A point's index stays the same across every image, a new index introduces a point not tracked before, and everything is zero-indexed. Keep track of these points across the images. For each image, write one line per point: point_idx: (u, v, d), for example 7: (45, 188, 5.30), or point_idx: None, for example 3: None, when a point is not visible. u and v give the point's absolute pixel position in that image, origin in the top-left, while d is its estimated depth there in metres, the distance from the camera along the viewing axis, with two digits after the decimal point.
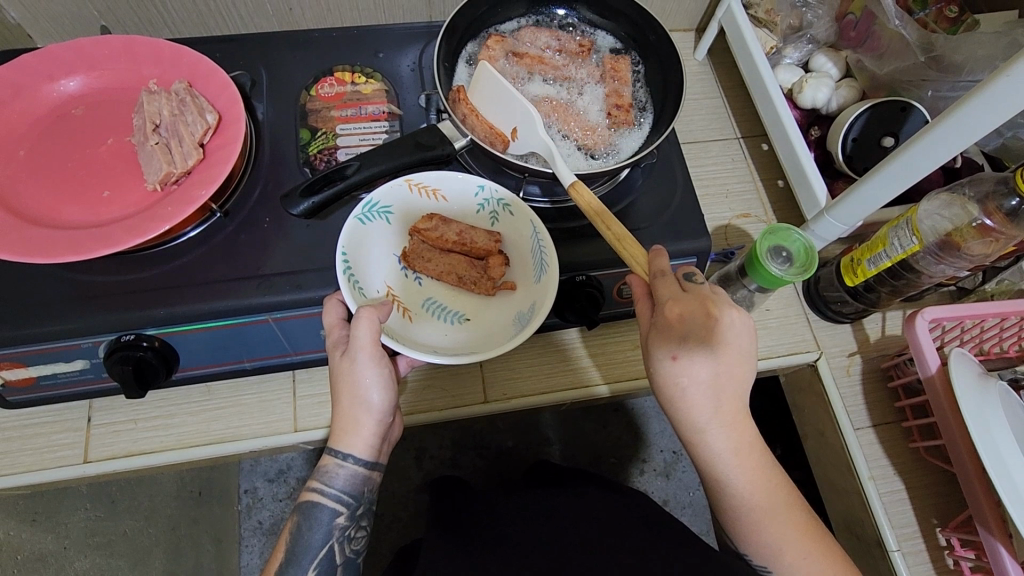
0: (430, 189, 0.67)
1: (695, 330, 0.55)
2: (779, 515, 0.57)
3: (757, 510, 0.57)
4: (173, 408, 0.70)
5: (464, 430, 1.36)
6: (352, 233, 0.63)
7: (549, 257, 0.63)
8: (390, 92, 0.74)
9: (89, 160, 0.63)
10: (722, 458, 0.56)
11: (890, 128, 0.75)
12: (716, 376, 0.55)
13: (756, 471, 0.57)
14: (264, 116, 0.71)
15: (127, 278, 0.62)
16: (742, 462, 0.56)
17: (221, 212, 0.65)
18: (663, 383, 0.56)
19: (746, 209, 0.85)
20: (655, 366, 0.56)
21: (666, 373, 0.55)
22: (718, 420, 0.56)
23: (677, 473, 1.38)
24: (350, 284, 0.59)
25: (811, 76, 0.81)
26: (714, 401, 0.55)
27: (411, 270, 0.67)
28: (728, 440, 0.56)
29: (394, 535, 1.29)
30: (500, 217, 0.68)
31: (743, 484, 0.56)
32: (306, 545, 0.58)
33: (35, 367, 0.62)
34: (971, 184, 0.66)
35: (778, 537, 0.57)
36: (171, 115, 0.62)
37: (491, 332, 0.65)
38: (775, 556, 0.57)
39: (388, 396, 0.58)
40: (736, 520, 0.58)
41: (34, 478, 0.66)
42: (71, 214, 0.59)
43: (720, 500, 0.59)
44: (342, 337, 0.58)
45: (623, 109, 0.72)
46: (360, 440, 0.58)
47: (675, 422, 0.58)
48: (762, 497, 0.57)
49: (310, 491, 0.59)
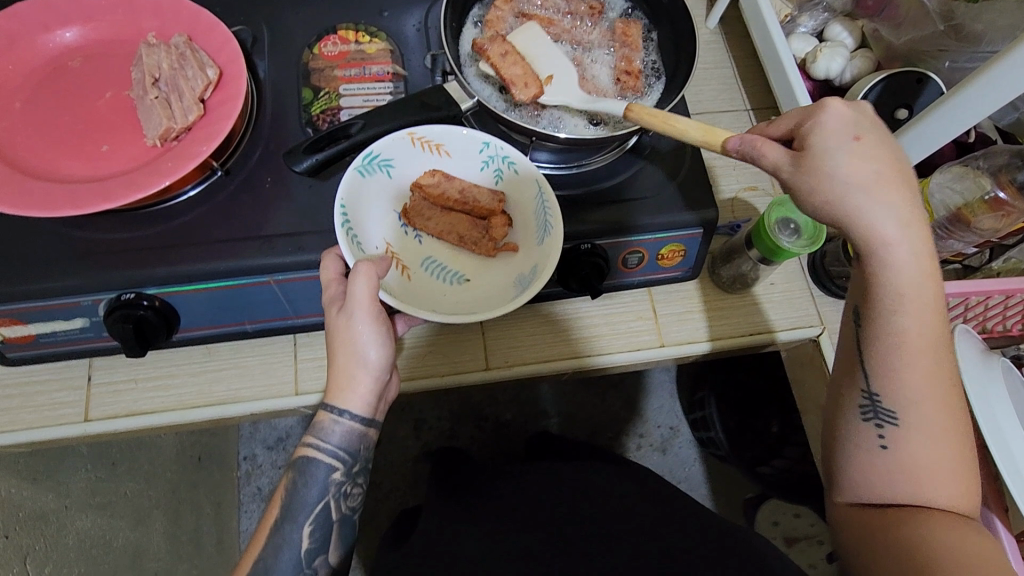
0: (432, 144, 0.66)
1: (872, 120, 0.49)
2: (936, 361, 0.49)
3: (915, 343, 0.49)
4: (173, 368, 0.70)
5: (463, 402, 1.37)
6: (351, 186, 0.62)
7: (555, 217, 0.62)
8: (395, 53, 0.72)
9: (87, 113, 0.62)
10: (903, 264, 0.47)
11: (905, 99, 0.73)
12: (895, 169, 0.48)
13: (936, 301, 0.48)
14: (265, 74, 0.70)
15: (126, 236, 0.61)
16: (920, 279, 0.48)
17: (222, 170, 0.64)
18: (836, 164, 0.47)
19: (754, 182, 0.83)
20: (821, 149, 0.47)
21: (843, 151, 0.47)
22: (906, 222, 0.47)
23: (673, 448, 1.39)
24: (347, 238, 0.59)
25: (826, 46, 0.79)
26: (899, 193, 0.47)
27: (411, 228, 0.66)
28: (915, 249, 0.47)
29: (392, 503, 1.30)
30: (505, 175, 0.67)
31: (916, 310, 0.48)
32: (301, 501, 0.58)
33: (34, 324, 0.62)
34: (984, 158, 0.66)
35: (925, 382, 0.49)
36: (171, 69, 0.60)
37: (490, 294, 0.64)
38: (910, 396, 0.49)
39: (386, 353, 0.57)
40: (887, 351, 0.49)
41: (35, 436, 0.66)
42: (69, 168, 0.58)
43: (874, 323, 0.50)
44: (339, 293, 0.57)
45: (633, 76, 0.70)
46: (356, 396, 0.57)
47: (847, 212, 0.47)
48: (927, 331, 0.48)
49: (306, 446, 0.59)
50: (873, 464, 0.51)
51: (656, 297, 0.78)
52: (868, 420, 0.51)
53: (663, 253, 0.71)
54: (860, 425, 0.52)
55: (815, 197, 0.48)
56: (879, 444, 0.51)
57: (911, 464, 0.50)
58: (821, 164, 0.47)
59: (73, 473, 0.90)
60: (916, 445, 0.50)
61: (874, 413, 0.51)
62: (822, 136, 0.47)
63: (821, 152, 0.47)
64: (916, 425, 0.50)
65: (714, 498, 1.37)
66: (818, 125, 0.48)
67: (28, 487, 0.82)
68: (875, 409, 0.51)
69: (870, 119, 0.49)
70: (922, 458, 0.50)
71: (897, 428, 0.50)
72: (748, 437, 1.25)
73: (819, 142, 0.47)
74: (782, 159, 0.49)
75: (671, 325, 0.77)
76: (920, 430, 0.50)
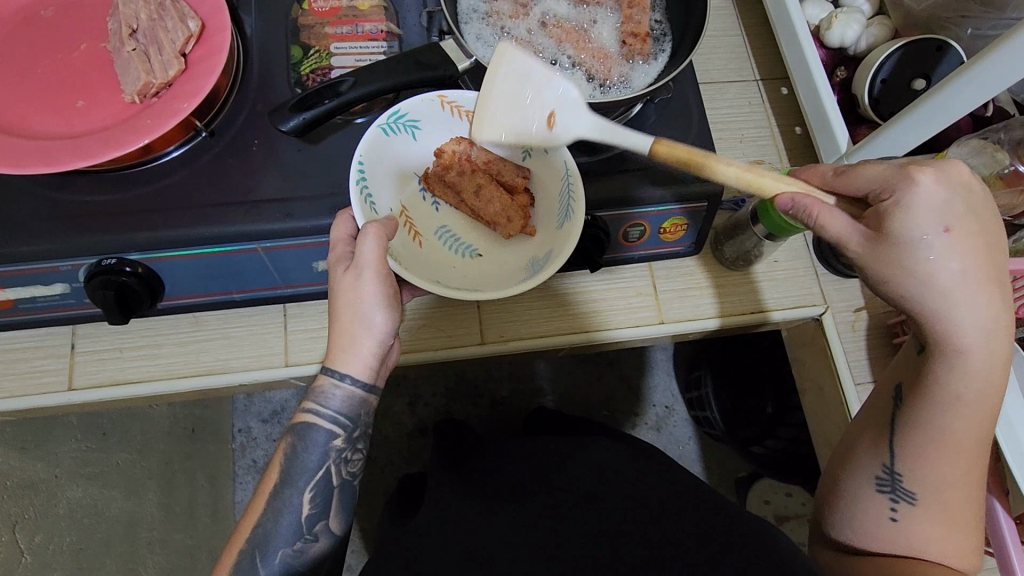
0: (463, 111, 0.64)
1: (970, 197, 0.44)
2: (965, 465, 0.50)
3: (950, 439, 0.50)
4: (159, 338, 0.68)
5: (459, 377, 1.36)
6: (373, 142, 0.60)
7: (577, 198, 0.59)
8: (389, 10, 0.68)
9: (61, 67, 0.58)
10: (965, 371, 0.47)
11: (923, 69, 0.70)
12: (980, 265, 0.45)
13: (986, 406, 0.48)
14: (252, 30, 0.66)
15: (106, 198, 0.58)
16: (983, 390, 0.47)
17: (207, 131, 0.61)
18: (911, 262, 0.44)
19: (761, 155, 0.81)
20: (900, 238, 0.44)
21: (925, 246, 0.44)
22: (982, 336, 0.46)
23: (668, 427, 1.39)
24: (361, 198, 0.57)
25: (841, 12, 0.76)
26: (976, 295, 0.45)
27: (429, 193, 0.65)
28: (975, 354, 0.47)
29: (387, 476, 1.30)
30: (533, 152, 0.65)
31: (963, 414, 0.49)
32: (301, 466, 0.57)
33: (13, 289, 0.59)
34: (1004, 130, 0.63)
35: (948, 477, 0.51)
36: (149, 20, 0.57)
37: (499, 273, 0.63)
38: (926, 483, 0.51)
39: (391, 319, 0.55)
40: (920, 438, 0.51)
41: (18, 404, 0.65)
42: (43, 124, 0.55)
43: (919, 413, 0.51)
44: (345, 253, 0.55)
45: (640, 38, 0.66)
46: (358, 361, 0.55)
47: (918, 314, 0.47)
48: (969, 437, 0.49)
49: (305, 412, 0.57)
50: (879, 527, 0.52)
51: (657, 273, 0.76)
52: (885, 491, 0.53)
53: (665, 227, 0.69)
54: (871, 492, 0.53)
55: (883, 287, 0.46)
56: (890, 515, 0.52)
57: (920, 537, 0.51)
58: (898, 257, 0.44)
59: None
60: (930, 524, 0.51)
61: (890, 489, 0.52)
62: (906, 221, 0.44)
63: (899, 242, 0.44)
64: (932, 504, 0.51)
65: (708, 476, 1.37)
66: (901, 208, 0.44)
67: None
68: (894, 484, 0.52)
69: (966, 196, 0.44)
70: (926, 540, 0.51)
71: (912, 506, 0.51)
72: (743, 417, 1.25)
73: (897, 229, 0.44)
74: (847, 233, 0.46)
75: (672, 302, 0.75)
76: (936, 511, 0.51)
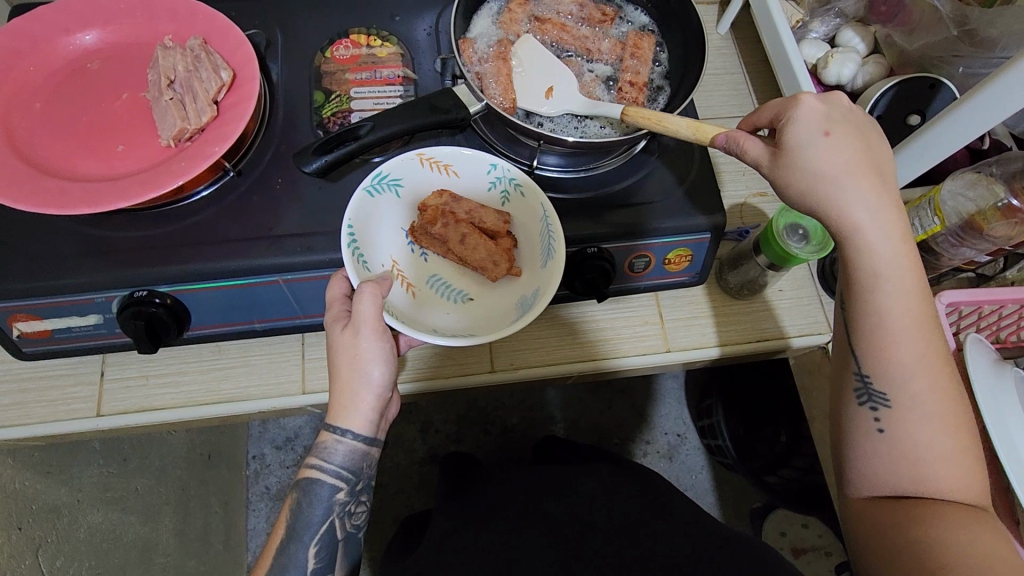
0: (442, 165, 0.67)
1: (845, 112, 0.52)
2: (921, 337, 0.50)
3: (893, 325, 0.50)
4: (183, 366, 0.71)
5: (470, 405, 1.37)
6: (360, 205, 0.63)
7: (557, 246, 0.62)
8: (406, 56, 0.73)
9: (103, 114, 0.63)
10: (879, 244, 0.50)
11: (917, 105, 0.74)
12: (866, 158, 0.50)
13: (911, 277, 0.50)
14: (278, 77, 0.71)
15: (139, 235, 0.62)
16: (894, 259, 0.50)
17: (234, 171, 0.65)
18: (806, 158, 0.50)
19: (763, 187, 0.83)
20: (795, 143, 0.50)
21: (811, 147, 0.50)
22: (873, 202, 0.50)
23: (680, 456, 1.38)
24: (354, 258, 0.60)
25: (838, 51, 0.80)
26: (865, 179, 0.50)
27: (418, 246, 0.67)
28: (882, 229, 0.50)
29: (398, 505, 1.31)
30: (512, 197, 0.68)
31: (894, 288, 0.50)
32: (306, 522, 0.59)
33: (49, 319, 0.63)
34: (998, 164, 0.65)
35: (914, 360, 0.50)
36: (185, 71, 0.61)
37: (494, 315, 0.65)
38: (898, 378, 0.50)
39: (389, 370, 0.58)
40: (874, 335, 0.51)
41: (48, 429, 0.68)
42: (86, 167, 0.59)
43: (858, 307, 0.51)
44: (342, 312, 0.59)
45: (636, 88, 0.70)
46: (359, 416, 0.58)
47: (815, 204, 0.51)
48: (905, 306, 0.50)
49: (310, 467, 0.59)
50: (878, 450, 0.51)
51: (663, 302, 0.78)
52: (863, 403, 0.52)
53: (670, 259, 0.71)
54: (856, 412, 0.52)
55: (788, 189, 0.51)
56: (876, 427, 0.51)
57: (915, 440, 0.50)
58: (796, 159, 0.50)
59: (85, 467, 0.91)
60: (914, 426, 0.50)
61: (873, 400, 0.51)
62: (796, 130, 0.50)
63: (796, 147, 0.50)
64: (910, 401, 0.50)
65: (723, 505, 1.36)
66: (789, 123, 0.51)
67: (41, 480, 0.83)
68: (868, 391, 0.52)
69: (845, 112, 0.51)
70: (925, 441, 0.49)
71: (890, 410, 0.51)
72: (757, 445, 1.24)
73: (790, 139, 0.50)
74: (761, 154, 0.52)
75: (677, 331, 0.77)
76: (916, 410, 0.50)
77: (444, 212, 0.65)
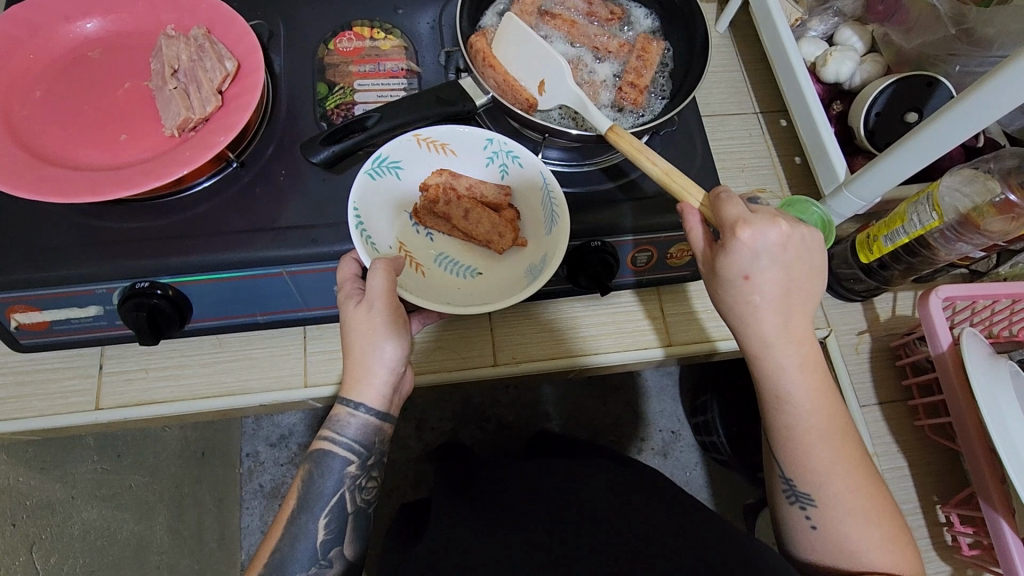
0: (438, 144, 0.67)
1: (778, 251, 0.52)
2: (831, 442, 0.56)
3: (804, 438, 0.56)
4: (183, 359, 0.70)
5: (467, 402, 1.38)
6: (363, 191, 0.63)
7: (560, 212, 0.63)
8: (409, 49, 0.73)
9: (105, 103, 0.62)
10: (788, 371, 0.55)
11: (915, 103, 0.75)
12: (785, 296, 0.54)
13: (814, 399, 0.56)
14: (282, 69, 0.71)
15: (141, 226, 0.61)
16: (799, 384, 0.55)
17: (237, 162, 0.64)
18: (729, 294, 0.54)
19: (762, 184, 0.84)
20: (718, 272, 0.54)
21: (739, 287, 0.53)
22: (785, 337, 0.54)
23: (674, 452, 1.39)
24: (363, 238, 0.60)
25: (836, 50, 0.81)
26: (778, 316, 0.54)
27: (422, 226, 0.67)
28: (789, 360, 0.55)
29: (393, 501, 1.30)
30: (509, 169, 0.68)
31: (803, 404, 0.56)
32: (317, 492, 0.59)
33: (49, 310, 0.62)
34: (994, 161, 0.66)
35: (828, 463, 0.56)
36: (190, 61, 0.61)
37: (502, 285, 0.65)
38: (818, 483, 0.56)
39: (401, 346, 0.58)
40: (791, 441, 0.57)
41: (45, 423, 0.67)
42: (88, 156, 0.59)
43: (775, 419, 0.57)
44: (354, 290, 0.58)
45: (638, 89, 0.69)
46: (373, 391, 0.58)
47: (739, 336, 0.56)
48: (815, 422, 0.56)
49: (322, 439, 0.59)
50: (814, 542, 0.58)
51: (664, 296, 0.79)
52: (793, 501, 0.59)
53: (672, 253, 0.71)
54: (790, 509, 0.59)
55: (720, 307, 0.56)
56: (810, 523, 0.58)
57: (842, 535, 0.56)
58: (725, 289, 0.54)
59: (80, 463, 0.90)
60: (838, 522, 0.56)
61: (797, 497, 0.58)
62: (729, 263, 0.53)
63: (717, 276, 0.54)
64: (833, 501, 0.56)
65: (716, 502, 1.37)
66: (724, 255, 0.53)
67: (35, 477, 0.81)
68: (795, 492, 0.58)
69: (777, 251, 0.52)
70: (850, 531, 0.56)
71: (816, 508, 0.57)
72: None
73: (724, 269, 0.53)
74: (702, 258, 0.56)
75: (680, 325, 0.77)
76: (837, 509, 0.56)
77: (439, 188, 0.66)
